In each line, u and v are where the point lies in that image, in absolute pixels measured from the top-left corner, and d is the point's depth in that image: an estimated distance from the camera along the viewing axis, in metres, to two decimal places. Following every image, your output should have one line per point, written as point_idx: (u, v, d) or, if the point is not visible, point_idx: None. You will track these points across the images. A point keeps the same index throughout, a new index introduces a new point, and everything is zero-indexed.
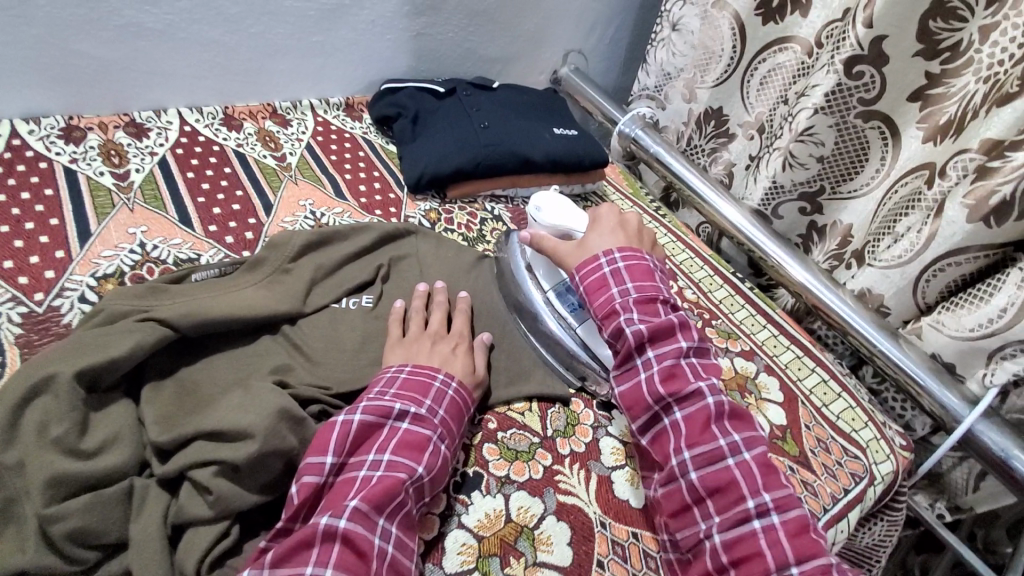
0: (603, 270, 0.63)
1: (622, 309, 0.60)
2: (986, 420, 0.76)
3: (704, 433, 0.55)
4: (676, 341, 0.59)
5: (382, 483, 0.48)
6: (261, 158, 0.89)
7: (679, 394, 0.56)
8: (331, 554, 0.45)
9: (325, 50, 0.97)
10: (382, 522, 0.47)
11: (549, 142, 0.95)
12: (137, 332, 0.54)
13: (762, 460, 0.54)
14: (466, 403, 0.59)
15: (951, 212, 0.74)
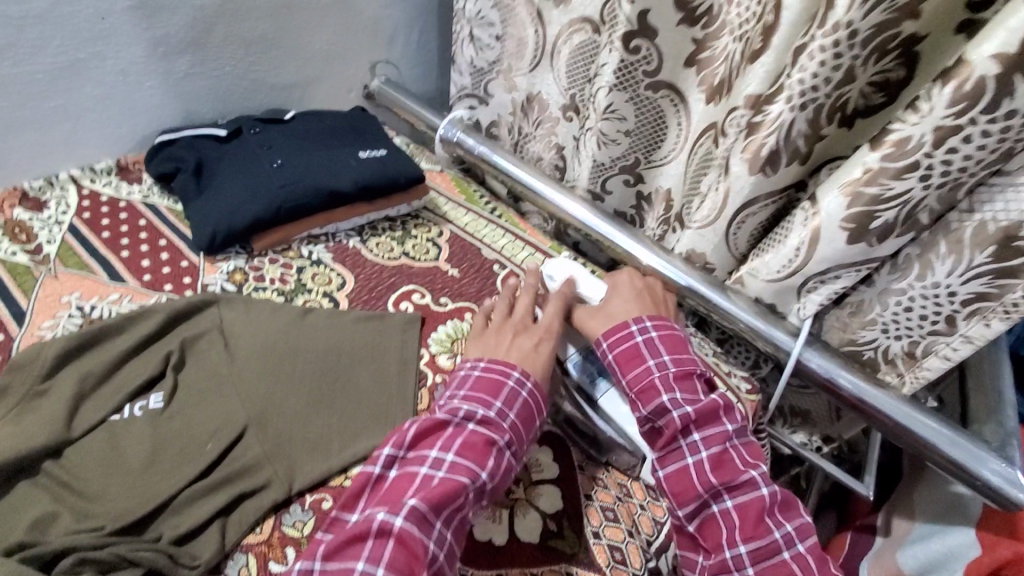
0: (636, 340, 0.69)
1: (659, 384, 0.66)
2: (811, 347, 0.83)
3: (759, 525, 0.59)
4: (722, 425, 0.64)
5: (442, 485, 0.55)
6: (9, 255, 0.76)
7: (730, 483, 0.61)
8: (385, 555, 0.51)
9: (68, 114, 0.84)
10: (438, 526, 0.54)
11: (356, 168, 0.89)
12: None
13: (816, 549, 0.58)
14: (539, 406, 0.65)
15: (735, 168, 0.78)
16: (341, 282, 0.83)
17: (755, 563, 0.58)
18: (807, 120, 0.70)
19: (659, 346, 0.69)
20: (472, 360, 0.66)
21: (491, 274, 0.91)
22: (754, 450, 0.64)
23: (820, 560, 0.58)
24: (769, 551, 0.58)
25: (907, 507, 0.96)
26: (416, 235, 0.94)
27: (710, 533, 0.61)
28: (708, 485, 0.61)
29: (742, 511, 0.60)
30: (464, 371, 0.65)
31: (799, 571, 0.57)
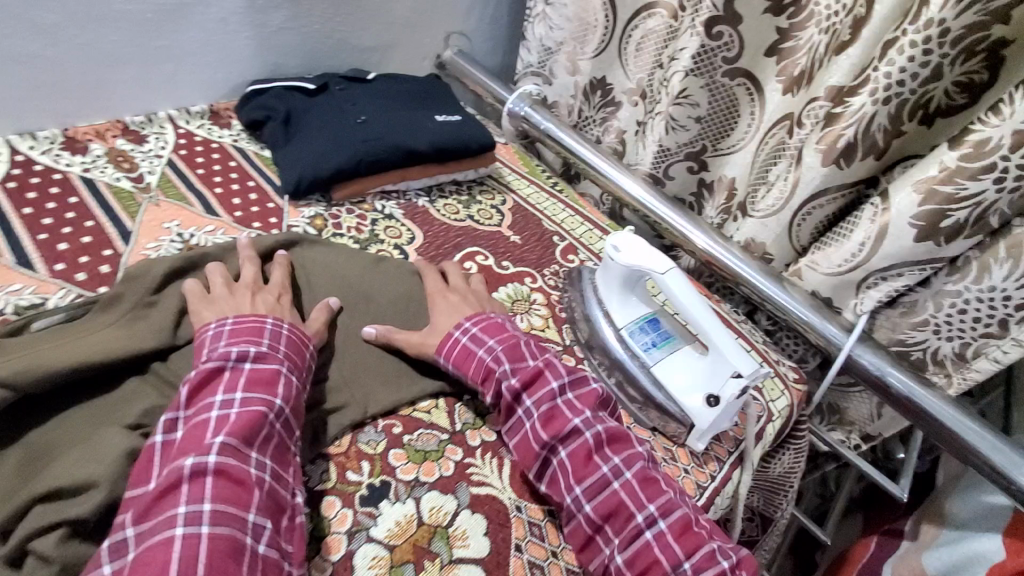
0: (462, 340, 0.64)
1: (495, 366, 0.62)
2: (863, 344, 0.83)
3: (587, 465, 0.57)
4: (546, 384, 0.62)
5: (248, 406, 0.51)
6: (115, 181, 0.80)
7: (559, 435, 0.59)
8: (207, 487, 0.46)
9: (173, 55, 0.89)
10: (255, 454, 0.49)
11: (433, 130, 0.93)
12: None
13: (642, 473, 0.57)
14: (305, 340, 0.60)
15: (808, 159, 0.79)
16: (411, 237, 0.87)
17: (591, 500, 0.56)
18: (889, 115, 0.72)
19: (482, 336, 0.64)
20: (459, 324, 0.66)
21: (551, 245, 0.94)
22: (585, 394, 0.62)
23: (646, 482, 0.57)
24: (601, 485, 0.56)
25: (936, 513, 0.96)
26: (481, 201, 0.98)
27: (556, 485, 0.58)
28: (541, 441, 0.59)
29: (574, 462, 0.57)
30: (456, 335, 0.65)
31: (626, 499, 0.56)
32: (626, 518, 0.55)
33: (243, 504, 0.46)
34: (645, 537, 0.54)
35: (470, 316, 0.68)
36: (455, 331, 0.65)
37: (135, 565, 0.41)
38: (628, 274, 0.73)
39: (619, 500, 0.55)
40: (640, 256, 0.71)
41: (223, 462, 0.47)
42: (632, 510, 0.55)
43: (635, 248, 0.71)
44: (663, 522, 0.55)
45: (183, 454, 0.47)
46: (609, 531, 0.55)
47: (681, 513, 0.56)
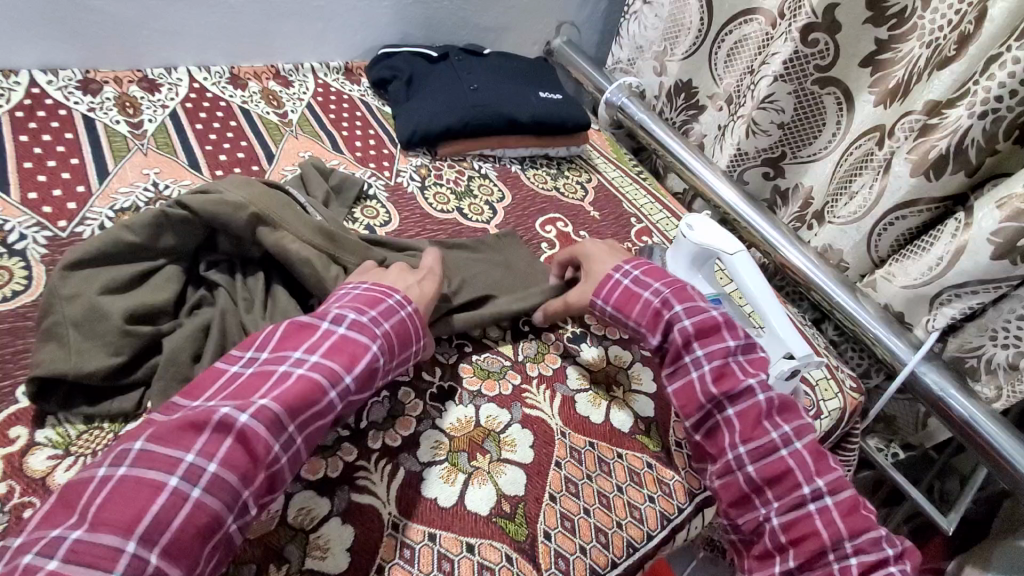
0: (623, 283, 0.69)
1: (664, 307, 0.65)
2: (927, 362, 0.83)
3: (757, 428, 0.59)
4: (722, 340, 0.63)
5: (338, 349, 0.52)
6: (265, 114, 0.94)
7: (730, 393, 0.60)
8: (225, 444, 0.44)
9: (325, 15, 1.03)
10: (290, 428, 0.47)
11: (534, 104, 1.02)
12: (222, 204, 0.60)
13: (813, 448, 0.58)
14: (416, 326, 0.59)
15: (897, 167, 0.80)
16: (501, 197, 0.96)
17: (755, 462, 0.58)
18: (984, 130, 0.72)
19: (645, 280, 0.68)
20: (621, 266, 0.70)
21: (628, 225, 0.99)
22: (757, 361, 0.63)
23: (816, 456, 0.58)
24: (768, 449, 0.58)
25: (982, 557, 0.95)
26: (568, 175, 1.05)
27: (715, 440, 0.61)
28: (709, 395, 0.61)
29: (741, 417, 0.59)
30: (617, 278, 0.69)
31: (794, 467, 0.57)
32: (792, 486, 0.56)
33: (182, 446, 0.43)
34: (808, 507, 0.55)
35: (631, 261, 0.71)
36: (614, 273, 0.70)
37: (100, 504, 0.40)
38: (698, 252, 0.77)
39: (787, 467, 0.57)
40: (713, 236, 0.75)
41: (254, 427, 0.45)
42: (801, 480, 0.56)
43: (712, 231, 0.75)
44: (830, 498, 0.56)
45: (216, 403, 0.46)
46: (769, 494, 0.57)
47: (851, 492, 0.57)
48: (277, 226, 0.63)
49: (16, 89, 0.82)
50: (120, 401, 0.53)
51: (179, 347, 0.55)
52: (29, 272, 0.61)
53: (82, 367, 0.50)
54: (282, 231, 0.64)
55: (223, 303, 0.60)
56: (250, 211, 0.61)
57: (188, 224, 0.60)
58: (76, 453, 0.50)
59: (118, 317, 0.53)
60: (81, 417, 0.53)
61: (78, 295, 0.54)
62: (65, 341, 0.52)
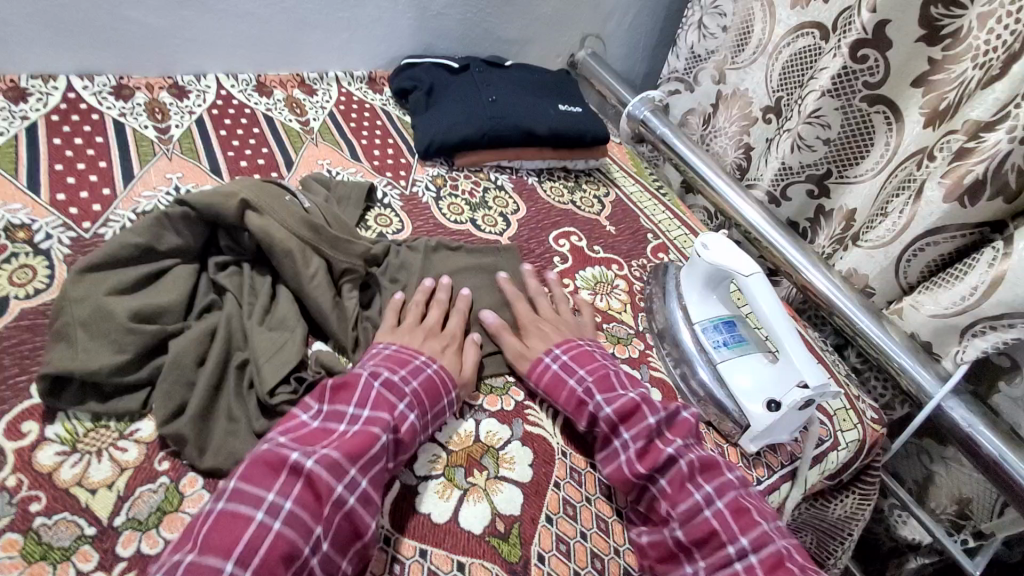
0: (551, 368, 0.67)
1: (586, 398, 0.63)
2: (956, 396, 0.79)
3: (681, 491, 0.57)
4: (644, 419, 0.61)
5: (356, 439, 0.51)
6: (288, 122, 0.96)
7: (655, 467, 0.58)
8: (261, 547, 0.43)
9: (351, 26, 1.05)
10: (317, 530, 0.46)
11: (553, 116, 1.01)
12: (219, 197, 0.64)
13: (735, 504, 0.56)
14: (444, 386, 0.61)
15: (929, 192, 0.77)
16: (515, 209, 0.95)
17: (683, 525, 0.55)
18: None
19: (573, 366, 0.66)
20: (551, 351, 0.68)
21: (645, 241, 0.98)
22: (679, 426, 0.62)
23: (738, 512, 0.56)
24: (693, 513, 0.56)
25: None
26: (586, 189, 1.04)
27: (651, 509, 0.59)
28: (635, 472, 0.59)
29: (668, 484, 0.58)
30: (547, 360, 0.67)
31: (717, 527, 0.55)
32: (718, 545, 0.54)
33: (223, 554, 0.43)
34: (734, 567, 0.53)
35: (566, 343, 0.69)
36: (545, 357, 0.68)
37: None
38: (712, 272, 0.75)
39: (711, 529, 0.55)
40: (726, 253, 0.73)
41: (285, 531, 0.45)
42: (725, 539, 0.54)
43: (723, 249, 0.73)
44: (755, 556, 0.53)
45: (244, 506, 0.45)
46: (698, 555, 0.55)
47: (781, 550, 0.54)
48: (263, 210, 0.65)
49: (55, 93, 0.86)
50: (126, 400, 0.54)
51: (184, 349, 0.57)
52: (51, 270, 0.64)
53: (88, 365, 0.52)
54: (268, 217, 0.65)
55: (229, 307, 0.62)
56: (238, 198, 0.64)
57: (191, 220, 0.64)
58: (83, 450, 0.51)
59: (123, 315, 0.55)
60: (89, 415, 0.54)
61: (89, 295, 0.56)
62: (74, 341, 0.53)
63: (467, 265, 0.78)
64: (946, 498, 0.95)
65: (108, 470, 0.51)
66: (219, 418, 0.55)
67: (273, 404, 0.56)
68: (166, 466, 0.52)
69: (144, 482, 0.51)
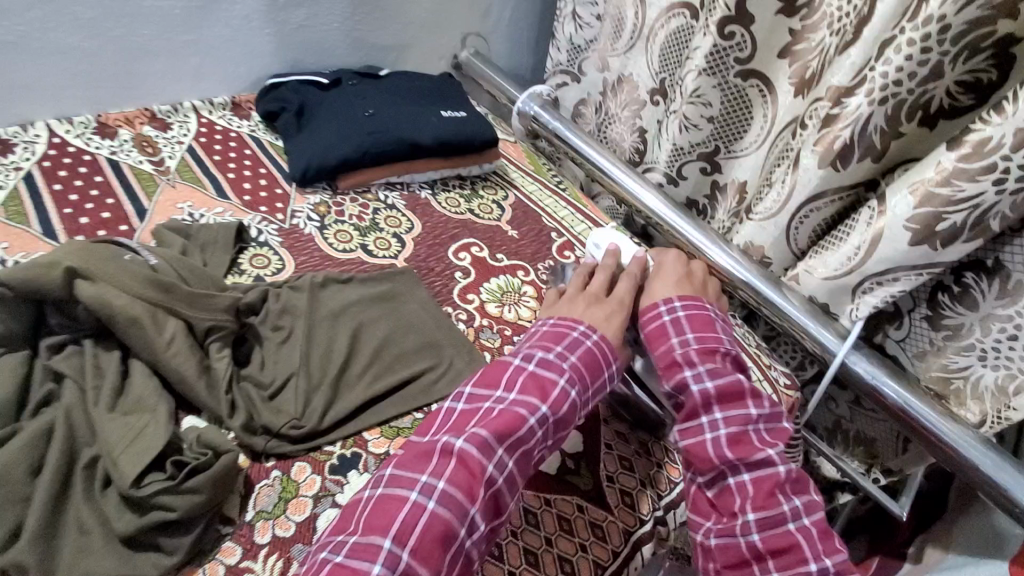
0: (662, 319, 0.65)
1: (684, 361, 0.61)
2: (857, 351, 0.82)
3: (770, 497, 0.55)
4: (745, 406, 0.59)
5: (502, 420, 0.52)
6: (138, 163, 0.86)
7: (748, 458, 0.56)
8: (416, 529, 0.46)
9: (200, 50, 0.95)
10: (472, 511, 0.48)
11: (435, 124, 0.96)
12: (36, 269, 0.54)
13: (821, 525, 0.55)
14: (603, 360, 0.61)
15: (806, 160, 0.79)
16: (409, 227, 0.90)
17: (762, 530, 0.54)
18: (885, 115, 0.71)
19: (684, 325, 0.64)
20: (669, 300, 0.66)
21: (549, 241, 0.95)
22: (779, 432, 0.60)
23: (823, 534, 0.55)
24: (776, 521, 0.54)
25: (943, 539, 0.94)
26: (484, 194, 1.01)
27: (725, 499, 0.57)
28: (721, 457, 0.57)
29: (757, 482, 0.56)
30: (662, 313, 0.66)
31: (801, 543, 0.53)
32: (799, 559, 0.53)
33: (379, 531, 0.45)
34: None
35: (686, 297, 0.67)
36: (660, 306, 0.66)
37: None
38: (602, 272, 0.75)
39: (794, 541, 0.53)
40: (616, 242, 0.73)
41: (440, 511, 0.47)
42: (807, 556, 0.53)
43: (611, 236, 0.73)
44: None
45: (401, 490, 0.48)
46: (772, 564, 0.53)
47: (826, 522, 0.56)
48: (96, 277, 0.56)
49: None
50: None
51: (13, 460, 0.48)
52: None
53: None
54: (104, 284, 0.57)
55: (70, 397, 0.53)
56: (62, 266, 0.55)
57: (8, 301, 0.55)
58: None
59: None
60: None
61: None
62: None
63: (363, 296, 0.72)
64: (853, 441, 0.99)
65: None
66: (68, 532, 0.48)
67: (144, 495, 0.48)
68: None
69: None
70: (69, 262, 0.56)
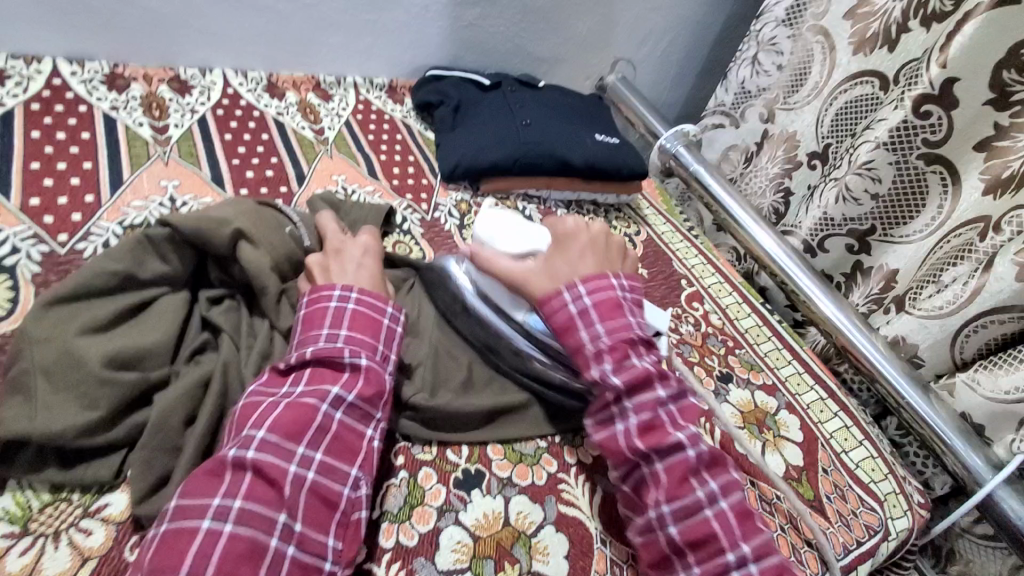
0: (569, 309, 0.57)
1: (595, 356, 0.55)
2: (1008, 486, 0.73)
3: (681, 486, 0.50)
4: (653, 390, 0.54)
5: (293, 412, 0.45)
6: (301, 128, 0.87)
7: (658, 448, 0.51)
8: (216, 552, 0.38)
9: (376, 29, 0.96)
10: (283, 515, 0.42)
11: (589, 146, 0.94)
12: (209, 221, 0.54)
13: (740, 508, 0.51)
14: (622, 302, 0.57)
15: (999, 268, 0.72)
16: None
17: (679, 522, 0.50)
18: None
19: (593, 316, 0.56)
20: (574, 287, 0.57)
21: (678, 287, 0.90)
22: (689, 410, 0.55)
23: (742, 517, 0.50)
24: (693, 509, 0.50)
25: None
26: (617, 225, 0.97)
27: (639, 492, 0.53)
28: (632, 449, 0.52)
29: (668, 471, 0.51)
30: (566, 299, 0.57)
31: (719, 532, 0.49)
32: (715, 552, 0.48)
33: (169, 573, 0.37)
34: None
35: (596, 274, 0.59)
36: (563, 292, 0.57)
37: None
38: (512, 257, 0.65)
39: (711, 531, 0.49)
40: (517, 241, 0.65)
41: (241, 530, 0.39)
42: (724, 546, 0.48)
43: (508, 231, 0.65)
44: (755, 567, 0.48)
45: (189, 521, 0.39)
46: (691, 558, 0.49)
47: (745, 499, 0.52)
48: (258, 241, 0.57)
49: (37, 78, 0.75)
50: (95, 467, 0.44)
51: (171, 405, 0.47)
52: (16, 293, 0.53)
53: (49, 426, 0.42)
54: (264, 253, 0.57)
55: (227, 352, 0.52)
56: (233, 226, 0.55)
57: (177, 246, 0.54)
58: (36, 532, 0.41)
59: (97, 363, 0.45)
60: (47, 485, 0.43)
61: (54, 335, 0.46)
62: (32, 394, 0.43)
63: None
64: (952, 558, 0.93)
65: (67, 560, 0.41)
66: None
67: None
68: (138, 556, 0.43)
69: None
70: (241, 224, 0.56)
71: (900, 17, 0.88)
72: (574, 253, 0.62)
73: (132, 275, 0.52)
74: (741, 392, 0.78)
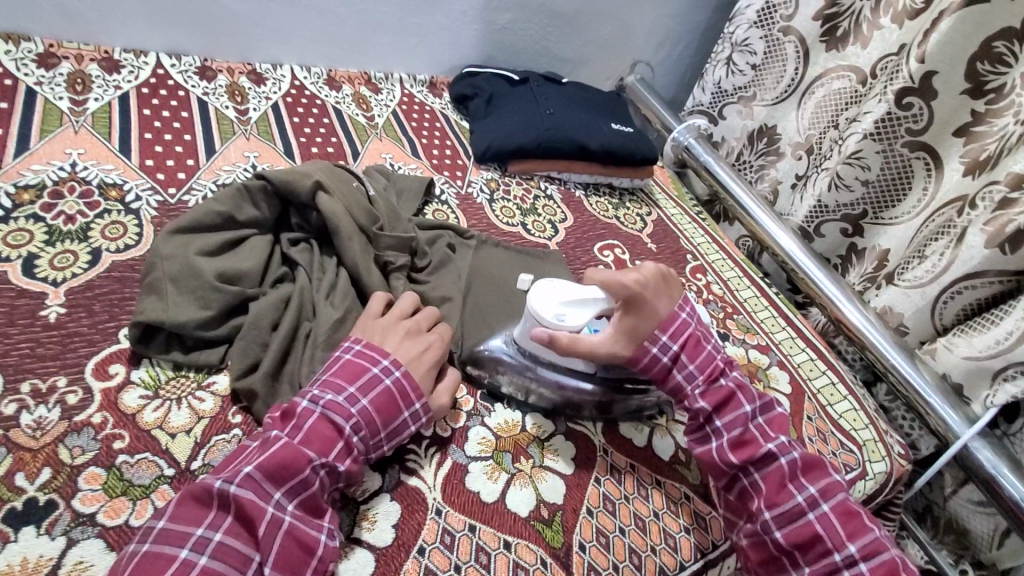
0: (660, 354, 0.63)
1: (690, 387, 0.63)
2: (983, 438, 0.80)
3: (782, 492, 0.58)
4: (743, 411, 0.62)
5: (282, 457, 0.47)
6: (355, 115, 1.01)
7: (753, 459, 0.59)
8: None
9: (421, 32, 1.10)
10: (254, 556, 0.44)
11: (606, 134, 1.06)
12: (295, 173, 0.67)
13: (841, 508, 0.57)
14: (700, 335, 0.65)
15: (971, 238, 0.80)
16: (563, 217, 0.98)
17: (783, 527, 0.57)
18: None
19: (680, 353, 0.63)
20: (654, 333, 0.63)
21: (684, 261, 1.00)
22: (776, 420, 0.63)
23: (845, 515, 0.57)
24: (796, 513, 0.57)
25: None
26: (630, 206, 1.08)
27: (742, 501, 0.60)
28: (728, 463, 0.60)
29: (766, 481, 0.58)
30: (653, 346, 0.63)
31: (823, 533, 0.55)
32: (822, 551, 0.55)
33: None
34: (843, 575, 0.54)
35: (666, 324, 0.63)
36: (648, 342, 0.63)
37: None
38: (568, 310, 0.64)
39: (816, 533, 0.55)
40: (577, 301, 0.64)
41: (212, 566, 0.42)
42: (829, 544, 0.55)
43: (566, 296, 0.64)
44: (864, 564, 0.54)
45: (170, 547, 0.42)
46: (801, 558, 0.56)
47: (846, 499, 0.58)
48: (334, 193, 0.68)
49: (145, 68, 0.91)
50: (205, 353, 0.57)
51: (262, 312, 0.60)
52: (141, 229, 0.67)
53: (176, 318, 0.55)
54: (338, 201, 0.68)
55: (302, 280, 0.65)
56: (313, 178, 0.68)
57: (268, 194, 0.67)
58: (164, 396, 0.54)
59: (211, 274, 0.59)
60: (171, 364, 0.57)
61: (178, 254, 0.60)
62: (164, 294, 0.57)
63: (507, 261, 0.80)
64: (946, 529, 0.92)
65: (187, 417, 0.54)
66: (285, 381, 0.58)
67: None
68: (238, 420, 0.55)
69: (218, 432, 0.54)
70: (322, 178, 0.69)
71: (871, 15, 0.98)
72: (646, 309, 0.63)
73: (231, 218, 0.65)
74: (736, 349, 0.87)
